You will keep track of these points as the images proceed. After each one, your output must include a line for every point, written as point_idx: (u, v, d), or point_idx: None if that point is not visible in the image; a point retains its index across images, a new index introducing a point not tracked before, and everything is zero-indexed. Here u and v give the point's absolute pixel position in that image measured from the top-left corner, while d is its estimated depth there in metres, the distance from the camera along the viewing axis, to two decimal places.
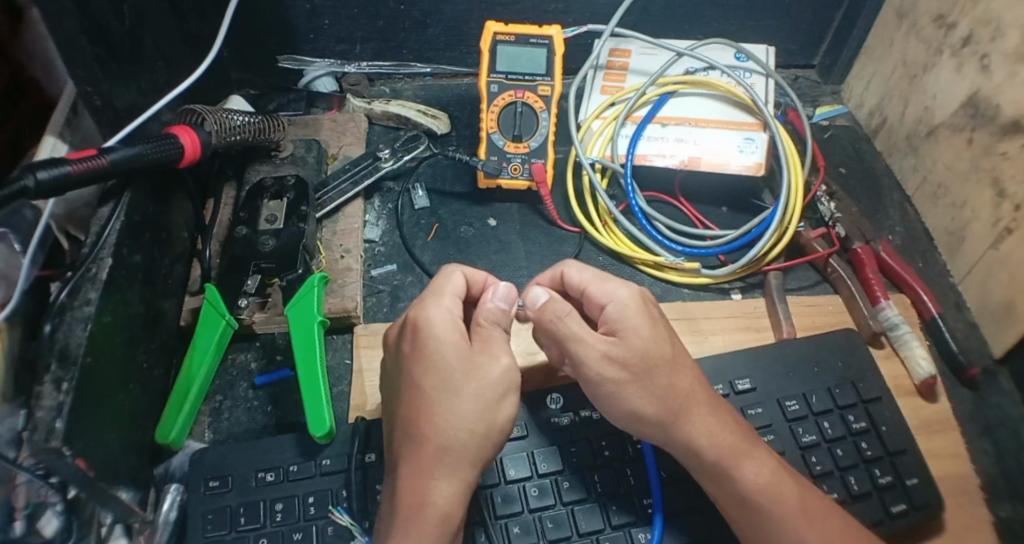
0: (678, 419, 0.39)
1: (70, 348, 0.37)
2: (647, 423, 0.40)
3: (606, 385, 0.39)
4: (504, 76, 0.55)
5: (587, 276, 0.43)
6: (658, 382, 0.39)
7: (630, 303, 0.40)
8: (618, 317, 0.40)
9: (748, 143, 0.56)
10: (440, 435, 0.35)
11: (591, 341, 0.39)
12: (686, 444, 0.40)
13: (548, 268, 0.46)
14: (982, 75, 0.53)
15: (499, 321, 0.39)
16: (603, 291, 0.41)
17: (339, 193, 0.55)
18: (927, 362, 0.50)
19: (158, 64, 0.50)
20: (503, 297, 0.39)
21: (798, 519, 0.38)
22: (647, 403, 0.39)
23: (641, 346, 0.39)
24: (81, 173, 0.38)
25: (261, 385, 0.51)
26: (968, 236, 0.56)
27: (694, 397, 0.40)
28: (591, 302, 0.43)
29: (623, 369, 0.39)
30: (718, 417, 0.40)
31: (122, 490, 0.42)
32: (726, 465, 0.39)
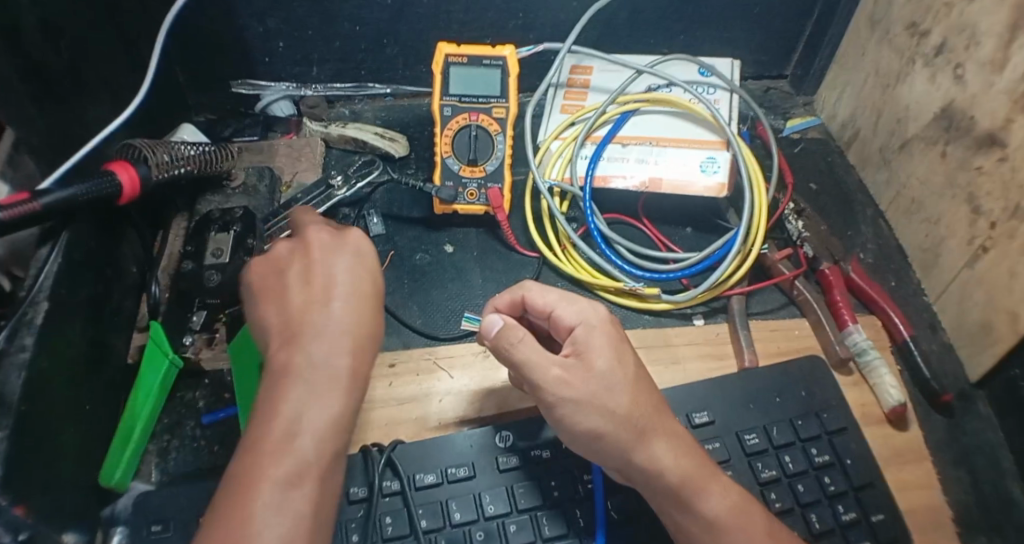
0: (642, 438, 0.37)
1: (7, 394, 0.36)
2: (608, 443, 0.37)
3: (565, 405, 0.37)
4: (458, 99, 0.54)
5: (554, 298, 0.42)
6: (620, 400, 0.37)
7: (598, 325, 0.40)
8: (586, 340, 0.39)
9: (710, 162, 0.54)
10: (313, 361, 0.35)
11: (549, 364, 0.38)
12: (649, 465, 0.37)
13: (506, 290, 0.44)
14: (956, 85, 0.51)
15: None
16: (574, 313, 0.41)
17: (291, 221, 0.54)
18: (896, 390, 0.48)
19: (101, 95, 0.49)
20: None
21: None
22: (607, 421, 0.37)
23: (604, 368, 0.38)
24: (14, 218, 0.37)
25: (209, 424, 0.50)
26: (943, 255, 0.54)
27: (657, 418, 0.38)
28: (556, 325, 0.42)
29: (584, 387, 0.37)
30: (679, 438, 0.38)
31: (66, 533, 0.40)
32: (689, 493, 0.37)
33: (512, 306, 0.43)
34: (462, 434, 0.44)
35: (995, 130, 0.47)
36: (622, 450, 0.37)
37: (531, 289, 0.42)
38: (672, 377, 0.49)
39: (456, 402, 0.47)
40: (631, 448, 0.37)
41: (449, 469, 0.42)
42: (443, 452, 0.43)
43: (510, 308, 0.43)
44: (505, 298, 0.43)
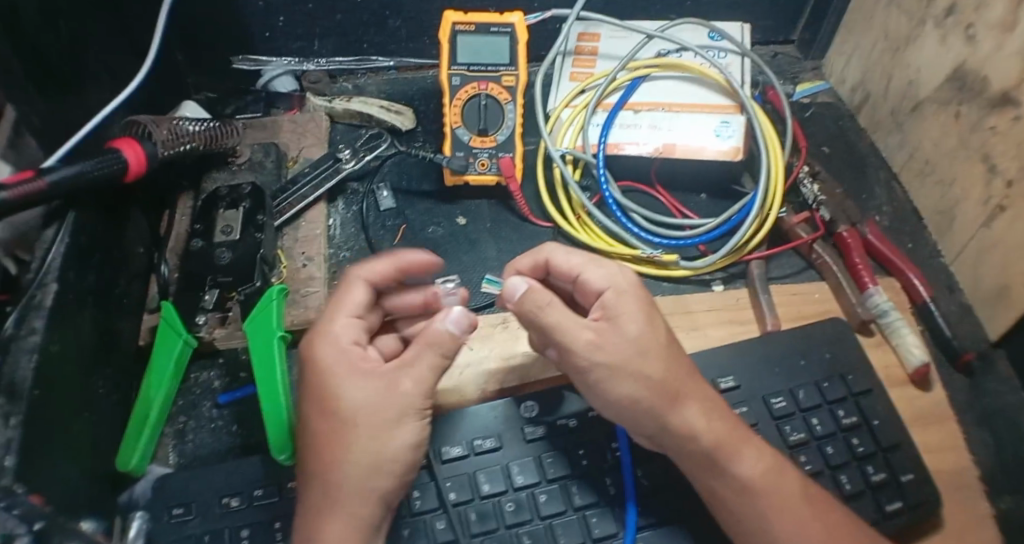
0: (675, 404, 0.38)
1: (17, 382, 0.35)
2: (643, 409, 0.37)
3: (597, 371, 0.37)
4: (466, 69, 0.53)
5: (580, 261, 0.41)
6: (653, 365, 0.37)
7: (627, 290, 0.39)
8: (615, 304, 0.39)
9: (725, 127, 0.53)
10: (345, 465, 0.34)
11: (579, 328, 0.37)
12: (684, 430, 0.38)
13: (527, 253, 0.43)
14: (968, 47, 0.50)
15: (445, 345, 0.35)
16: (602, 276, 0.40)
17: (299, 197, 0.52)
18: (919, 350, 0.49)
19: (101, 76, 0.48)
20: (456, 320, 0.35)
21: (803, 507, 0.37)
22: (641, 386, 0.37)
23: (636, 331, 0.38)
24: (19, 197, 0.36)
25: (226, 403, 0.49)
26: (958, 216, 0.54)
27: (689, 383, 0.39)
28: (583, 288, 0.41)
29: (616, 353, 0.37)
30: (710, 404, 0.39)
31: (84, 520, 0.39)
32: (721, 457, 0.37)
33: (535, 268, 0.43)
34: (486, 406, 0.44)
35: (1008, 90, 0.46)
36: (655, 415, 0.37)
37: (555, 252, 0.42)
38: (695, 344, 0.49)
39: (478, 376, 0.47)
40: (664, 412, 0.37)
41: (476, 441, 0.42)
42: (469, 424, 0.43)
43: (533, 271, 0.43)
44: (529, 261, 0.42)
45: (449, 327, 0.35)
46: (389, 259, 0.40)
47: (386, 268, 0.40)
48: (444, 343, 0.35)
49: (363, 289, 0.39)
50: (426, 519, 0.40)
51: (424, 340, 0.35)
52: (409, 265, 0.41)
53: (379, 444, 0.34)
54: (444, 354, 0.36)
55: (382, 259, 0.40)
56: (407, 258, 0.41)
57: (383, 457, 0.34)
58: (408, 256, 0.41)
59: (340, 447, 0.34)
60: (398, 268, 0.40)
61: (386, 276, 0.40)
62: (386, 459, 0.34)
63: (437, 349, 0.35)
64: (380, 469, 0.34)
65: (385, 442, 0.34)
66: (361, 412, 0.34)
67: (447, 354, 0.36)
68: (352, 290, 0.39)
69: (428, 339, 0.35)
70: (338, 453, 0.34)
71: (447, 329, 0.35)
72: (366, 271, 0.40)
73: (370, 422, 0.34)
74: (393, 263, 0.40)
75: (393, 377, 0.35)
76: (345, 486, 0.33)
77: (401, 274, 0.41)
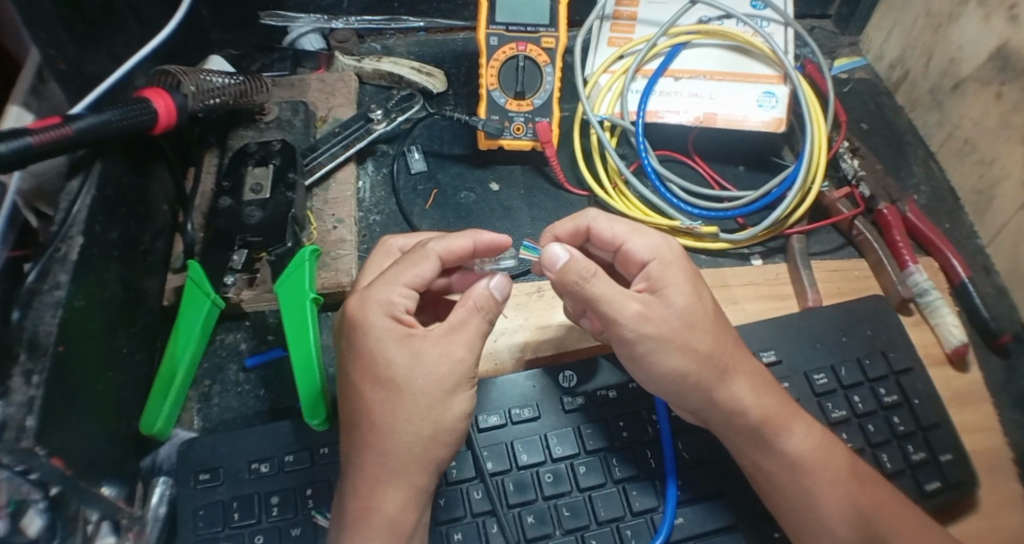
0: (723, 377, 0.37)
1: (40, 337, 0.34)
2: (692, 383, 0.37)
3: (643, 344, 0.36)
4: (504, 28, 0.51)
5: (623, 229, 0.39)
6: (702, 337, 0.36)
7: (674, 260, 0.38)
8: (661, 276, 0.37)
9: (768, 98, 0.52)
10: (393, 433, 0.33)
11: (627, 298, 0.36)
12: (731, 404, 0.37)
13: (566, 218, 0.41)
14: (1012, 26, 0.49)
15: (489, 308, 0.36)
16: (646, 246, 0.38)
17: (329, 157, 0.51)
18: (959, 330, 0.48)
19: (129, 23, 0.46)
20: (498, 285, 0.36)
21: (848, 482, 0.36)
22: (688, 359, 0.36)
23: (683, 303, 0.36)
24: (44, 144, 0.34)
25: (252, 367, 0.48)
26: (998, 196, 0.53)
27: (738, 356, 0.38)
28: (625, 257, 0.39)
29: (665, 324, 0.36)
30: (757, 377, 0.38)
31: (105, 485, 0.38)
32: (770, 432, 0.37)
33: (574, 236, 0.41)
34: (522, 375, 0.43)
35: None
36: (702, 388, 0.37)
37: (597, 220, 0.39)
38: (733, 317, 0.48)
39: (511, 346, 0.47)
40: (712, 386, 0.37)
41: (514, 410, 0.42)
42: (507, 392, 0.42)
43: (572, 238, 0.41)
44: (569, 227, 0.40)
45: (491, 289, 0.36)
46: (467, 236, 0.39)
47: (463, 247, 0.39)
48: (488, 306, 0.36)
49: (435, 264, 0.37)
50: (463, 488, 0.39)
51: (471, 303, 0.35)
52: (487, 244, 0.40)
53: (437, 415, 0.34)
54: (487, 318, 0.36)
55: (461, 236, 0.39)
56: (484, 235, 0.40)
57: (440, 428, 0.34)
58: (485, 235, 0.40)
59: (396, 417, 0.33)
60: (475, 246, 0.40)
61: (459, 253, 0.39)
62: (442, 429, 0.34)
63: (482, 314, 0.35)
64: (436, 440, 0.34)
65: (442, 413, 0.34)
66: (419, 383, 0.33)
67: (490, 319, 0.36)
68: (424, 264, 0.37)
69: (474, 302, 0.35)
70: (394, 423, 0.33)
71: (490, 291, 0.36)
72: (443, 248, 0.38)
73: (427, 393, 0.33)
74: (471, 239, 0.40)
75: (446, 346, 0.34)
76: (401, 456, 0.33)
77: (475, 250, 0.40)
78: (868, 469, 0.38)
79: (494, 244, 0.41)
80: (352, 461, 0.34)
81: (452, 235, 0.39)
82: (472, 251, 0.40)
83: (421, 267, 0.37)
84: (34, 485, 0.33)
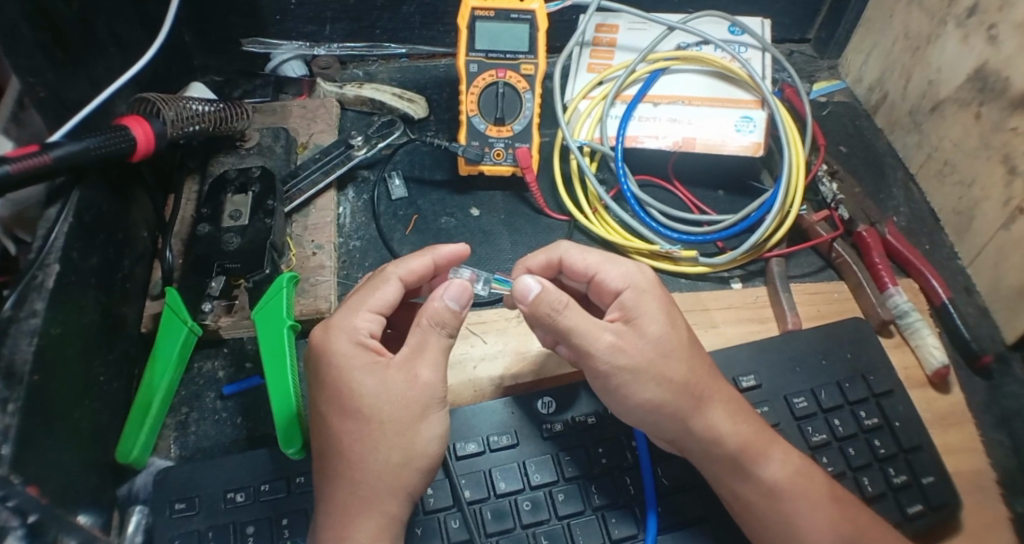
0: (699, 406, 0.37)
1: (16, 365, 0.33)
2: (667, 413, 0.36)
3: (619, 376, 0.36)
4: (484, 55, 0.52)
5: (597, 259, 0.39)
6: (677, 366, 0.36)
7: (647, 288, 0.38)
8: (635, 305, 0.37)
9: (746, 122, 0.53)
10: (366, 463, 0.33)
11: (599, 331, 0.36)
12: (708, 431, 0.37)
13: (540, 249, 0.41)
14: (990, 47, 0.49)
15: (446, 322, 0.34)
16: (619, 275, 0.38)
17: (310, 184, 0.52)
18: (939, 352, 0.48)
19: (111, 50, 0.47)
20: (455, 295, 0.34)
21: (829, 507, 0.36)
22: (664, 390, 0.36)
23: (657, 332, 0.36)
24: (22, 172, 0.34)
25: (230, 394, 0.48)
26: (978, 217, 0.53)
27: (713, 384, 0.38)
28: (599, 287, 0.39)
29: (640, 354, 0.36)
30: (734, 405, 0.38)
31: (82, 513, 0.38)
32: (750, 456, 0.37)
33: (547, 267, 0.41)
34: (501, 402, 0.43)
35: None
36: (679, 417, 0.36)
37: (570, 251, 0.39)
38: (712, 340, 0.48)
39: (492, 368, 0.47)
40: (689, 414, 0.36)
41: (491, 437, 0.41)
42: (484, 420, 0.42)
43: (544, 270, 0.41)
44: (541, 259, 0.40)
45: (447, 303, 0.34)
46: (426, 256, 0.39)
47: (423, 267, 0.39)
48: (445, 320, 0.34)
49: (397, 287, 0.37)
50: (439, 518, 0.38)
51: (425, 319, 0.34)
52: (445, 259, 0.40)
53: (414, 444, 0.33)
54: (445, 333, 0.34)
55: (420, 256, 0.39)
56: (442, 251, 0.40)
57: (416, 456, 0.33)
58: (444, 251, 0.40)
59: (376, 447, 0.33)
60: (435, 262, 0.39)
61: (420, 273, 0.39)
62: (416, 455, 0.34)
63: (440, 330, 0.34)
64: (411, 467, 0.33)
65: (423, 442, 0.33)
66: (393, 410, 0.33)
67: (451, 334, 0.35)
68: (385, 288, 0.37)
69: (427, 318, 0.34)
70: (371, 454, 0.33)
71: (446, 306, 0.34)
72: (404, 271, 0.38)
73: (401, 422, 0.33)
74: (431, 257, 0.39)
75: (411, 369, 0.34)
76: (375, 485, 0.33)
77: (435, 268, 0.40)
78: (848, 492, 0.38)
79: (451, 257, 0.40)
80: (327, 493, 0.34)
81: (411, 255, 0.39)
82: (433, 268, 0.40)
83: (382, 288, 0.37)
84: (12, 512, 0.31)
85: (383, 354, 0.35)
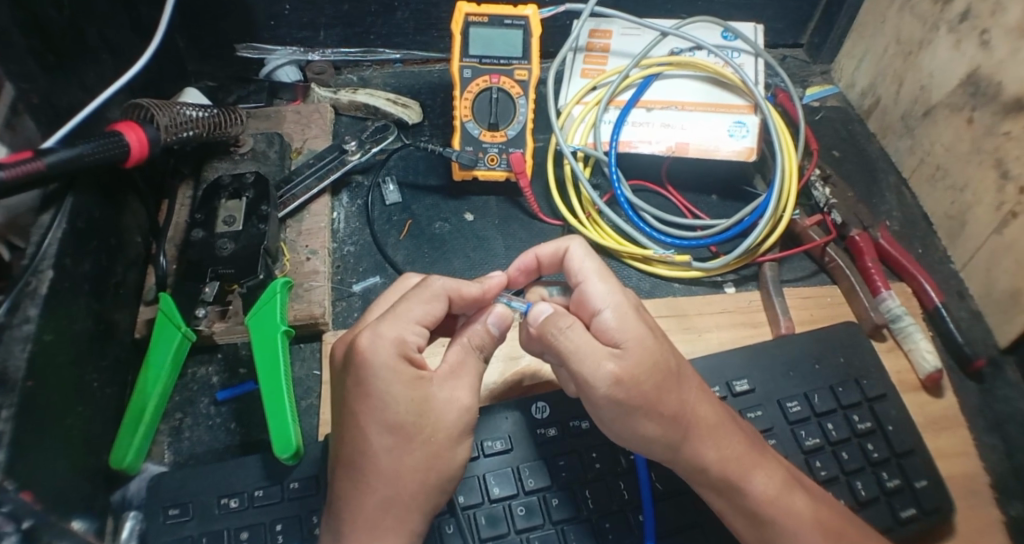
0: (685, 436, 0.36)
1: (8, 372, 0.33)
2: (652, 441, 0.36)
3: (615, 405, 0.35)
4: (478, 61, 0.52)
5: (590, 269, 0.39)
6: (663, 404, 0.35)
7: (628, 311, 0.37)
8: (618, 326, 0.36)
9: (739, 127, 0.53)
10: (357, 473, 0.33)
11: (598, 359, 0.35)
12: (694, 460, 0.36)
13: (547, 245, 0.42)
14: (983, 52, 0.50)
15: (485, 346, 0.37)
16: (603, 294, 0.37)
17: (304, 189, 0.52)
18: (932, 356, 0.48)
19: (103, 55, 0.47)
20: (496, 320, 0.37)
21: (813, 532, 0.35)
22: (657, 425, 0.35)
23: (646, 365, 0.35)
24: (15, 178, 0.34)
25: (224, 400, 0.48)
26: (970, 221, 0.53)
27: (699, 414, 0.37)
28: (581, 300, 0.39)
29: (637, 385, 0.35)
30: (722, 429, 0.37)
31: (76, 519, 0.38)
32: (736, 478, 0.36)
33: (552, 260, 0.42)
34: (496, 407, 0.43)
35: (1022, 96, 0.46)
36: (667, 447, 0.36)
37: (574, 249, 0.40)
38: (704, 346, 0.48)
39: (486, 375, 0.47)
40: (673, 443, 0.36)
41: (486, 442, 0.41)
42: (479, 425, 0.42)
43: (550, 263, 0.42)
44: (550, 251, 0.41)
45: (487, 325, 0.37)
46: (479, 286, 0.39)
47: (473, 291, 0.39)
48: (484, 343, 0.37)
49: (446, 305, 0.37)
50: (433, 523, 0.38)
51: (470, 343, 0.36)
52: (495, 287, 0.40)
53: (405, 455, 0.33)
54: (482, 356, 0.37)
55: (474, 284, 0.39)
56: (492, 280, 0.41)
57: (413, 466, 0.33)
58: (493, 282, 0.40)
59: (369, 454, 0.33)
60: (485, 290, 0.40)
61: (470, 297, 0.39)
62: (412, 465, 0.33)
63: (478, 352, 0.37)
64: (408, 478, 0.33)
65: (418, 452, 0.33)
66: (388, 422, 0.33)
67: (482, 355, 0.37)
68: (437, 303, 0.37)
69: (469, 339, 0.37)
70: (364, 461, 0.33)
71: (485, 328, 0.37)
72: (453, 292, 0.38)
73: (399, 433, 0.33)
74: (483, 287, 0.40)
75: (445, 390, 0.34)
76: (365, 492, 0.33)
77: (483, 296, 0.40)
78: (840, 506, 0.38)
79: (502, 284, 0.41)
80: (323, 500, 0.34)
81: (465, 280, 0.39)
82: (482, 295, 0.40)
83: (435, 306, 0.37)
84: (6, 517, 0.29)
85: (426, 369, 0.35)
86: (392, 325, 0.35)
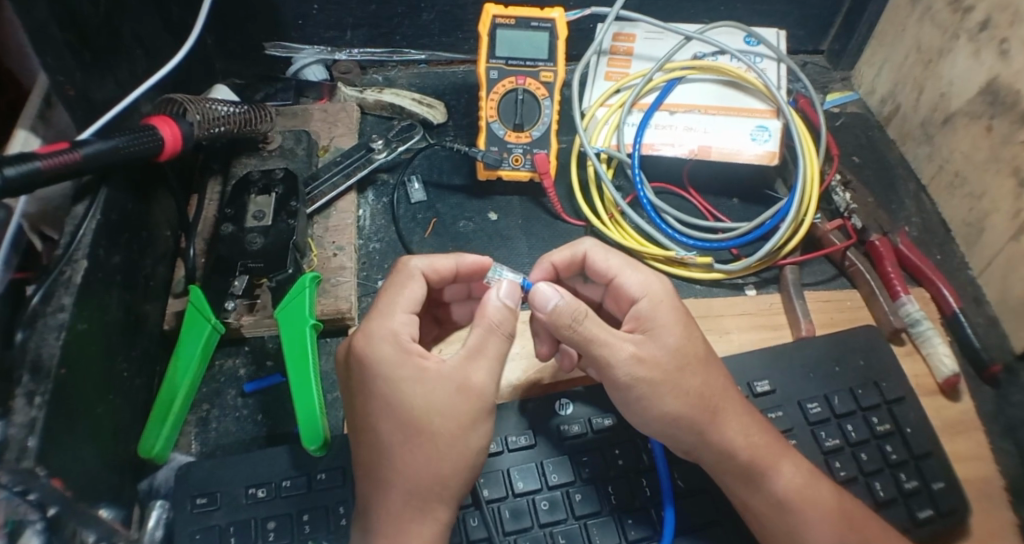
0: (714, 420, 0.38)
1: (43, 359, 0.34)
2: (685, 425, 0.37)
3: (638, 387, 0.37)
4: (504, 62, 0.53)
5: (617, 263, 0.41)
6: (692, 380, 0.37)
7: (664, 298, 0.39)
8: (651, 314, 0.39)
9: (761, 131, 0.54)
10: (386, 467, 0.33)
11: (619, 341, 0.37)
12: (722, 448, 0.37)
13: (562, 246, 0.42)
14: (1001, 61, 0.50)
15: (504, 322, 0.36)
16: (638, 284, 0.40)
17: (331, 186, 0.53)
18: (950, 360, 0.48)
19: (137, 52, 0.47)
20: (508, 294, 0.37)
21: (835, 525, 0.36)
22: (681, 402, 0.37)
23: (674, 343, 0.38)
24: (51, 168, 0.35)
25: (250, 392, 0.49)
26: (988, 228, 0.54)
27: (729, 398, 0.39)
28: (617, 291, 0.41)
29: (659, 366, 0.37)
30: (750, 418, 0.39)
31: (105, 507, 0.38)
32: (765, 465, 0.37)
33: (571, 263, 0.42)
34: (519, 404, 0.43)
35: None
36: (693, 430, 0.37)
37: (593, 251, 0.41)
38: (724, 347, 0.49)
39: (509, 371, 0.48)
40: (704, 426, 0.37)
41: (510, 437, 0.42)
42: (504, 420, 0.43)
43: (567, 265, 0.42)
44: (566, 255, 0.42)
45: (502, 301, 0.37)
46: (449, 257, 0.41)
47: (445, 267, 0.41)
48: (502, 320, 0.36)
49: (421, 285, 0.39)
50: (458, 515, 0.39)
51: (491, 324, 0.36)
52: (470, 265, 0.42)
53: (438, 454, 0.33)
54: (504, 334, 0.36)
55: (443, 256, 0.41)
56: (464, 258, 0.42)
57: (443, 457, 0.34)
58: (466, 257, 0.42)
59: (403, 446, 0.33)
60: (459, 266, 0.42)
61: (443, 274, 0.41)
62: (445, 455, 0.34)
63: (501, 331, 0.36)
64: (436, 468, 0.33)
65: (449, 446, 0.34)
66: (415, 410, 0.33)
67: (509, 334, 0.36)
68: (412, 285, 0.39)
69: (489, 320, 0.36)
70: (396, 454, 0.33)
71: (502, 304, 0.36)
72: (426, 266, 0.40)
73: (430, 420, 0.33)
74: (454, 261, 0.42)
75: (465, 375, 0.35)
76: (394, 485, 0.33)
77: (457, 272, 0.42)
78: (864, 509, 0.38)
79: (477, 266, 0.42)
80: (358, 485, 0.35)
81: (435, 255, 0.41)
82: (455, 272, 0.42)
83: (409, 289, 0.39)
84: (31, 505, 0.31)
85: (424, 354, 0.36)
86: (387, 319, 0.37)
